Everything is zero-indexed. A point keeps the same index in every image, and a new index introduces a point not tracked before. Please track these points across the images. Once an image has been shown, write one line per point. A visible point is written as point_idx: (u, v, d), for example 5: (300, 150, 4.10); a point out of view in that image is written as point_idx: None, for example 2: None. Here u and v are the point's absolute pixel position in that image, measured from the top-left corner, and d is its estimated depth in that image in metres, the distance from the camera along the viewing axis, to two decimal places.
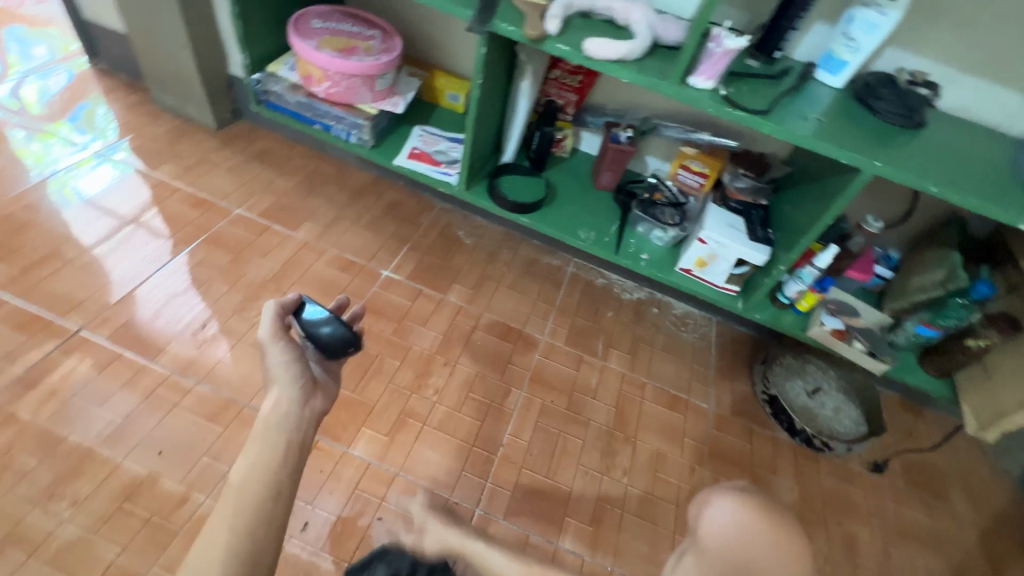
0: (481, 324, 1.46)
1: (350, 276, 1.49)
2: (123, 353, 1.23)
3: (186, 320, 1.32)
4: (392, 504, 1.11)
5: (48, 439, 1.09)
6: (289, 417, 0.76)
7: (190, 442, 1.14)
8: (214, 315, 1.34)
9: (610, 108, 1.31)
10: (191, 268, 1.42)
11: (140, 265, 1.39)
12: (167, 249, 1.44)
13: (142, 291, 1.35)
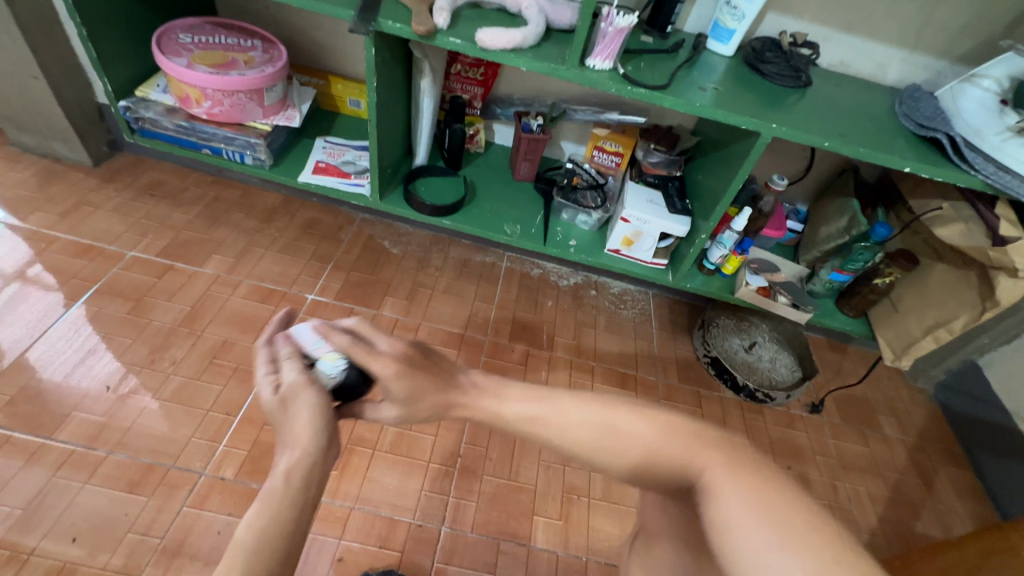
0: (421, 335, 1.40)
1: (271, 306, 1.38)
2: (14, 433, 1.08)
3: (90, 382, 1.18)
4: (351, 542, 1.05)
5: None
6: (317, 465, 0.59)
7: (111, 520, 1.02)
8: (125, 370, 1.21)
9: (518, 97, 1.29)
10: (88, 323, 1.27)
11: (29, 328, 1.23)
12: (60, 302, 1.29)
13: (36, 357, 1.19)
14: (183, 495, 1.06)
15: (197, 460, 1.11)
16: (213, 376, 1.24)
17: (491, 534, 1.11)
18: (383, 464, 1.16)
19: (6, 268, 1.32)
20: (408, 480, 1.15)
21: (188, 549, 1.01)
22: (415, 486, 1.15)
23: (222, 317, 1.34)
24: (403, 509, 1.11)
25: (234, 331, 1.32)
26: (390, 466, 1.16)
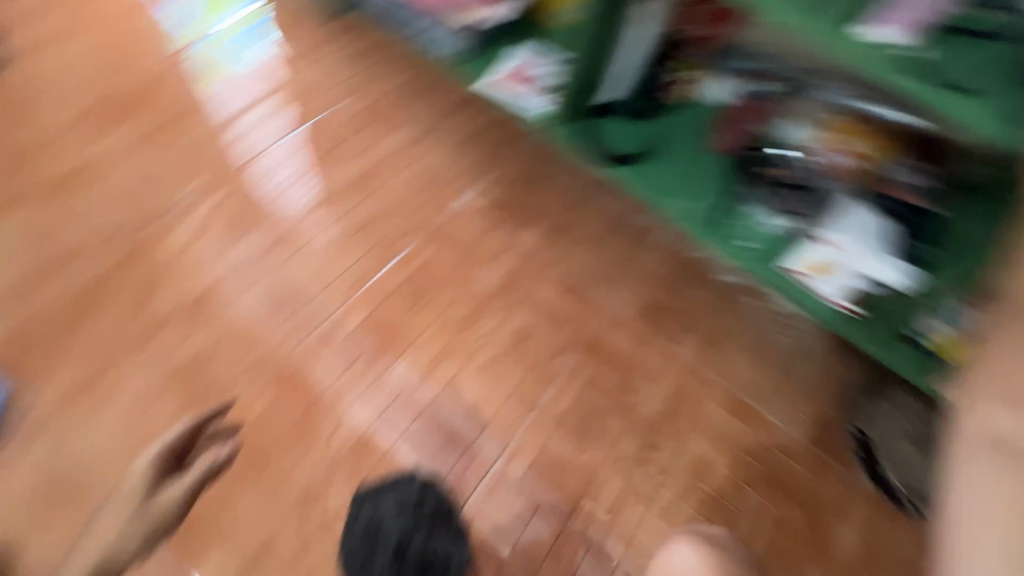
0: (547, 277, 1.35)
1: (427, 196, 1.43)
2: (215, 232, 1.34)
3: (285, 211, 1.38)
4: (415, 433, 1.15)
5: (151, 295, 1.27)
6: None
7: (257, 327, 1.25)
8: (330, 207, 1.39)
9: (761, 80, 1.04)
10: (312, 156, 1.45)
11: (271, 144, 1.46)
12: (287, 128, 1.49)
13: (270, 172, 1.42)
14: (308, 333, 1.24)
15: (326, 310, 1.27)
16: (359, 243, 1.35)
17: (536, 491, 1.11)
18: (466, 381, 1.20)
19: (267, 84, 1.55)
20: (482, 406, 1.18)
21: (298, 376, 1.20)
22: (486, 414, 1.17)
23: (382, 192, 1.42)
24: (466, 431, 1.15)
25: (388, 208, 1.40)
26: (470, 387, 1.20)
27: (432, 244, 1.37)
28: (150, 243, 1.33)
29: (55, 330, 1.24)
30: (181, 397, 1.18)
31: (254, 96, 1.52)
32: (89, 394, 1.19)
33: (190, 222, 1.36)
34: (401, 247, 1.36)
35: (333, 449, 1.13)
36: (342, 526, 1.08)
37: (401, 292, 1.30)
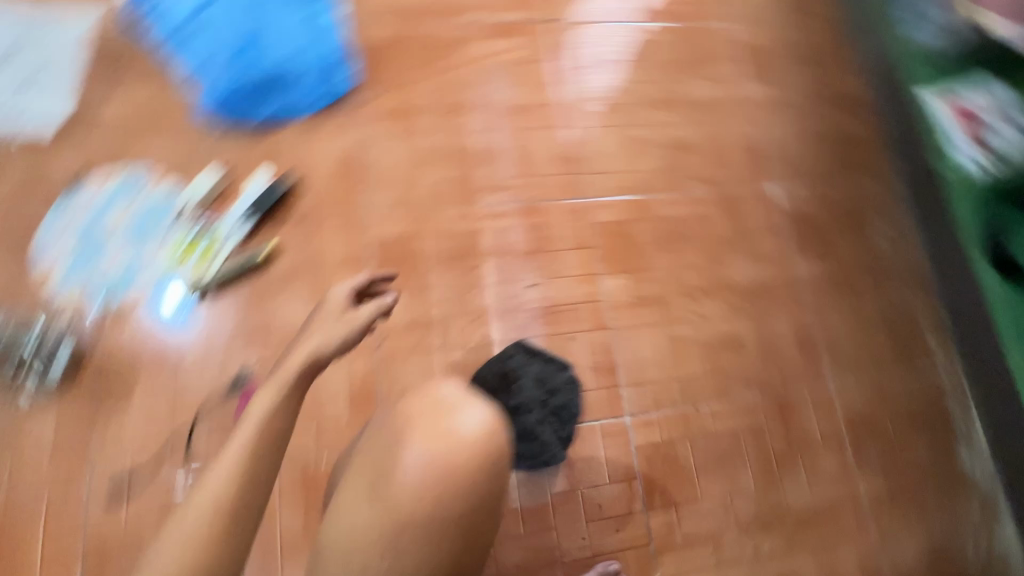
0: (791, 314, 1.23)
1: (743, 161, 1.32)
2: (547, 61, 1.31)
3: (570, 90, 1.30)
4: (585, 342, 1.12)
5: (473, 70, 1.28)
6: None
7: (531, 159, 1.23)
8: (605, 115, 1.30)
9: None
10: (629, 62, 1.35)
11: (606, 25, 1.37)
12: (632, 18, 1.39)
13: (585, 48, 1.34)
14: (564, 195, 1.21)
15: (590, 187, 1.24)
16: (656, 155, 1.29)
17: (641, 468, 1.08)
18: (655, 337, 1.16)
19: None
20: (651, 368, 1.14)
21: (532, 221, 1.18)
22: (650, 376, 1.13)
23: (708, 129, 1.33)
24: (626, 374, 1.12)
25: (702, 146, 1.32)
26: (654, 343, 1.15)
27: (716, 205, 1.27)
28: (499, 24, 1.33)
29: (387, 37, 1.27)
30: (435, 165, 1.19)
31: None
32: (351, 111, 1.21)
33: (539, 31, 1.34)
34: (687, 186, 1.28)
35: (519, 298, 1.12)
36: (483, 363, 1.06)
37: (660, 222, 1.23)
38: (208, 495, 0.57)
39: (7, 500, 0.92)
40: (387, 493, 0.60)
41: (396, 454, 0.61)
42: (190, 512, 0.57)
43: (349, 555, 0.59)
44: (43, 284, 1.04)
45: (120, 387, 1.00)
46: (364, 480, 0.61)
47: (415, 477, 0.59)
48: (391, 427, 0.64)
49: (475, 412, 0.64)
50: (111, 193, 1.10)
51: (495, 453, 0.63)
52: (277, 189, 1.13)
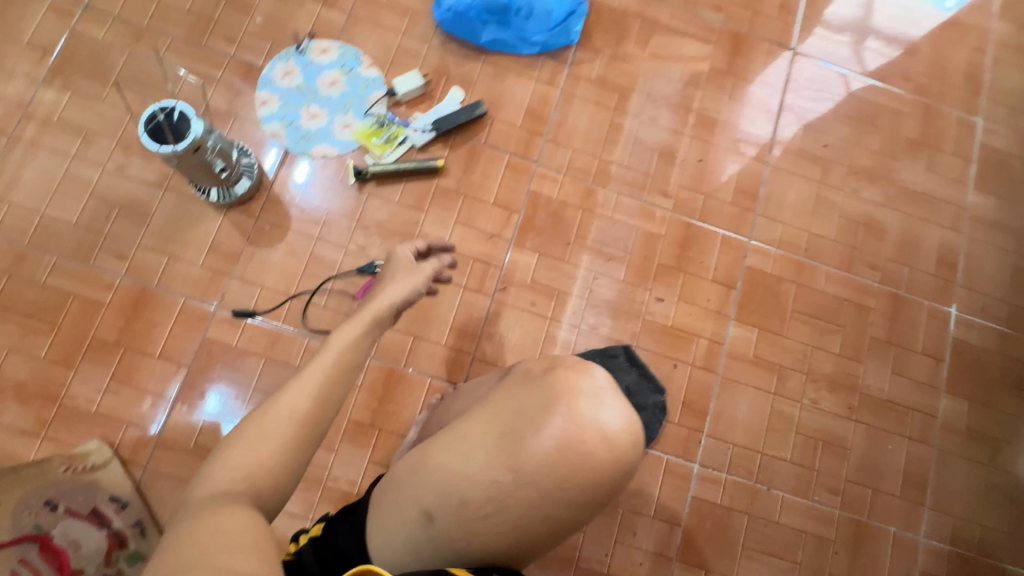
0: (911, 445, 1.11)
1: (932, 269, 1.18)
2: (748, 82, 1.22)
3: (743, 118, 1.20)
4: (687, 375, 1.08)
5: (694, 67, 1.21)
6: (278, 489, 0.59)
7: (713, 179, 1.17)
8: (781, 159, 1.19)
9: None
10: (822, 112, 1.23)
11: (812, 66, 1.25)
12: (856, 68, 1.26)
13: (778, 81, 1.23)
14: (729, 227, 1.15)
15: (759, 229, 1.15)
16: (841, 226, 1.18)
17: (688, 518, 1.03)
18: (759, 402, 1.09)
19: (878, 24, 1.29)
20: (742, 429, 1.07)
21: (688, 239, 1.13)
22: (737, 437, 1.07)
23: (909, 221, 1.20)
24: (714, 425, 1.07)
25: (896, 236, 1.19)
26: (755, 407, 1.08)
27: (882, 301, 1.15)
28: (737, 31, 1.24)
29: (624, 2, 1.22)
30: (618, 148, 1.15)
31: (856, 20, 1.29)
32: (560, 64, 1.16)
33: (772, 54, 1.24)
34: (859, 270, 1.16)
35: (645, 307, 1.09)
36: (582, 349, 1.06)
37: (814, 294, 1.14)
38: (296, 401, 0.61)
39: (144, 285, 1.00)
40: (520, 444, 0.64)
41: (541, 416, 0.65)
42: (276, 410, 0.60)
43: (462, 480, 0.63)
44: (246, 113, 1.08)
45: (268, 228, 1.04)
46: (498, 422, 0.66)
47: (549, 440, 0.64)
48: (539, 387, 0.68)
49: (616, 406, 0.68)
50: (332, 58, 1.12)
51: (622, 454, 0.67)
52: (475, 110, 1.11)
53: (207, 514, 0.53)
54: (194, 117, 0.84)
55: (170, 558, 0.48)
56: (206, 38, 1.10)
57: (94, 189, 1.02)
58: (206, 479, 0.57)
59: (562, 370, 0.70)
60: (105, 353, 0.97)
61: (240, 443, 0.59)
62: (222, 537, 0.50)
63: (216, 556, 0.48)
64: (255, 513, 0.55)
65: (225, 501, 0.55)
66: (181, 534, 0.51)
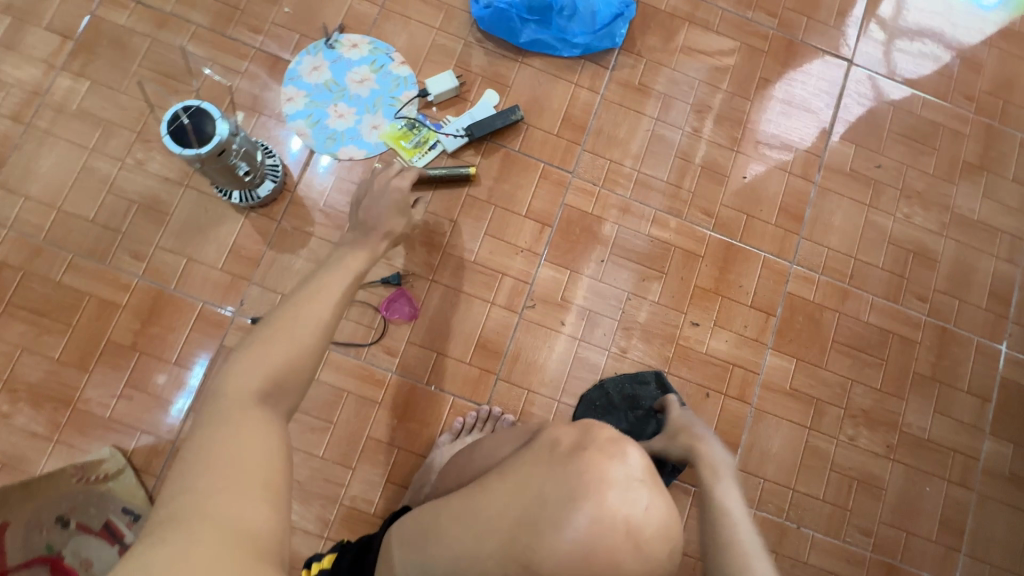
0: (950, 487, 1.06)
1: (984, 303, 1.12)
2: (792, 93, 1.15)
3: (784, 131, 1.13)
4: (720, 405, 1.04)
5: (742, 77, 1.14)
6: (298, 389, 0.58)
7: (757, 198, 1.10)
8: (831, 179, 1.13)
9: (728, 480, 0.74)
10: (877, 130, 1.15)
11: (861, 77, 1.17)
12: (909, 77, 1.18)
13: (824, 93, 1.16)
14: (771, 250, 1.09)
15: (803, 253, 1.10)
16: (890, 253, 1.11)
17: None
18: (792, 435, 1.04)
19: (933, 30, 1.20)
20: (773, 463, 1.03)
21: (728, 261, 1.08)
22: (768, 471, 1.03)
23: (962, 251, 1.13)
24: (745, 458, 1.03)
25: (947, 266, 1.12)
26: (788, 440, 1.04)
27: (929, 335, 1.10)
28: (791, 38, 1.16)
29: (671, 3, 1.15)
30: (659, 162, 1.09)
31: (910, 26, 1.20)
32: (601, 69, 1.10)
33: (827, 64, 1.17)
34: (906, 301, 1.10)
35: (679, 331, 1.05)
36: (611, 374, 1.02)
37: (857, 325, 1.08)
38: (320, 308, 0.59)
39: (162, 287, 0.96)
40: (540, 535, 0.59)
41: (566, 508, 0.59)
42: (303, 313, 0.59)
43: (473, 558, 0.60)
44: (270, 110, 1.02)
45: (291, 232, 1.00)
46: (518, 503, 0.61)
47: (574, 539, 0.58)
48: (568, 472, 0.62)
49: (651, 499, 0.61)
50: (363, 53, 1.06)
51: (652, 561, 0.60)
52: (511, 115, 1.05)
53: (229, 426, 0.52)
54: (220, 118, 0.79)
55: (190, 484, 0.48)
56: (231, 26, 1.04)
57: (112, 184, 0.98)
58: (230, 366, 0.55)
59: (594, 452, 0.63)
60: (121, 357, 0.94)
61: (268, 337, 0.57)
62: (241, 469, 0.49)
63: (229, 503, 0.47)
64: (278, 421, 0.55)
65: (248, 403, 0.54)
66: (205, 444, 0.50)
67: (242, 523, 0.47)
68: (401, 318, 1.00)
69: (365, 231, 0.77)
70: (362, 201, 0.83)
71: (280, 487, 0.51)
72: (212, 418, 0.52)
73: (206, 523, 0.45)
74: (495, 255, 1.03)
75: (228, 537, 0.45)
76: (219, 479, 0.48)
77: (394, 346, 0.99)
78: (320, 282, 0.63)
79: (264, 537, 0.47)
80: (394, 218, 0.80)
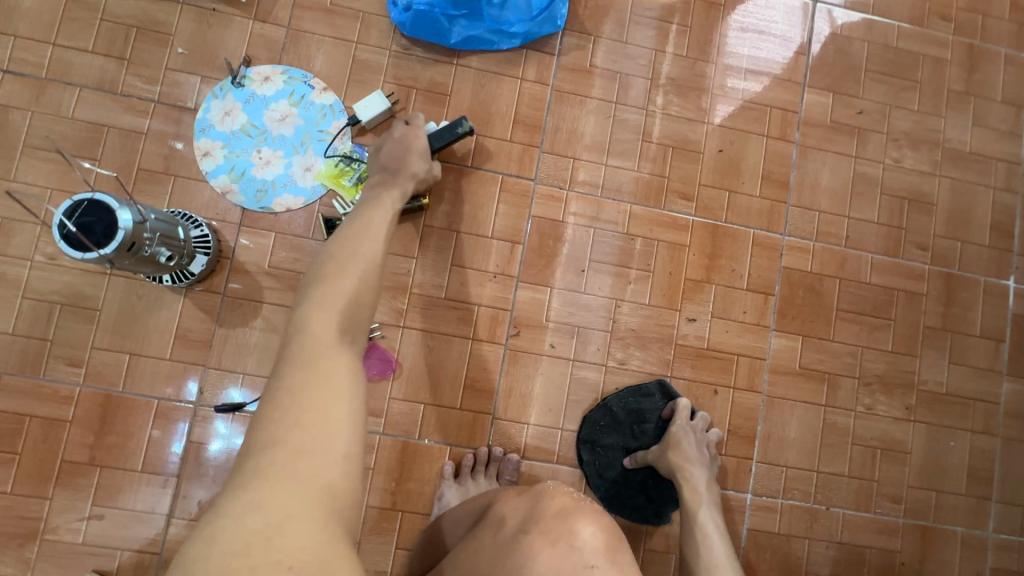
0: (974, 436, 1.02)
1: (988, 239, 1.06)
2: (753, 42, 1.04)
3: (750, 83, 1.03)
4: (730, 398, 0.98)
5: (702, 37, 1.03)
6: (367, 325, 0.61)
7: (738, 171, 1.02)
8: (812, 134, 1.04)
9: (708, 510, 0.85)
10: (855, 70, 1.06)
11: (827, 12, 1.06)
12: (881, 3, 1.07)
13: (786, 35, 1.05)
14: (759, 224, 1.01)
15: (793, 221, 1.02)
16: (884, 205, 1.04)
17: (746, 551, 0.96)
18: (809, 416, 0.99)
19: None
20: (793, 448, 0.99)
21: (716, 246, 1.00)
22: (789, 458, 0.99)
23: (958, 188, 1.06)
24: (764, 449, 0.98)
25: (945, 206, 1.05)
26: (805, 422, 0.99)
27: (935, 284, 1.04)
28: None
29: None
30: (626, 150, 1.00)
31: None
32: (546, 58, 0.99)
33: (785, 4, 1.06)
34: (908, 253, 1.04)
35: (676, 331, 0.98)
36: (612, 389, 0.96)
37: (859, 288, 1.02)
38: (371, 245, 0.66)
39: (109, 391, 0.87)
40: None
41: None
42: (358, 251, 0.65)
43: None
44: (186, 170, 0.91)
45: (238, 302, 0.90)
46: None
47: None
48: (511, 562, 0.62)
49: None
50: (278, 86, 0.93)
51: None
52: (458, 128, 0.89)
53: (313, 369, 0.53)
54: (119, 207, 0.69)
55: (278, 438, 0.48)
56: (121, 80, 0.91)
57: (25, 288, 0.87)
58: (305, 306, 0.59)
59: (538, 539, 0.63)
60: (80, 476, 0.85)
61: (332, 279, 0.61)
62: (324, 419, 0.50)
63: (314, 463, 0.48)
64: (356, 361, 0.57)
65: (327, 344, 0.56)
66: (295, 389, 0.52)
67: (325, 483, 0.47)
68: (377, 374, 0.92)
69: (391, 172, 0.82)
70: (378, 146, 0.85)
71: (356, 445, 0.51)
72: (295, 360, 0.54)
73: (295, 479, 0.46)
74: (466, 285, 0.95)
75: (312, 499, 0.46)
76: (305, 435, 0.49)
77: (376, 406, 0.92)
78: (366, 221, 0.70)
79: (343, 501, 0.47)
80: (418, 159, 0.84)
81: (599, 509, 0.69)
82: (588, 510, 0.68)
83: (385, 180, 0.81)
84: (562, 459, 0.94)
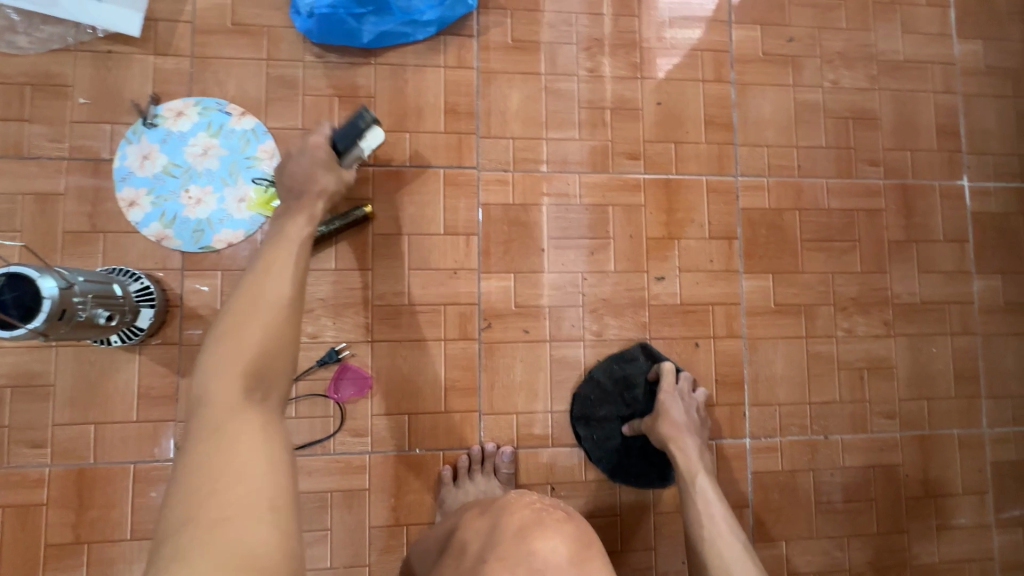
0: (955, 339, 1.03)
1: (936, 143, 1.06)
2: None
3: (676, 31, 1.01)
4: (713, 348, 0.98)
5: None
6: (281, 373, 0.56)
7: (680, 120, 1.00)
8: (747, 70, 1.02)
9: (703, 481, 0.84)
10: None
11: None
12: None
13: None
14: (710, 169, 1.00)
15: (744, 161, 1.01)
16: (829, 128, 1.03)
17: (755, 493, 0.97)
18: (792, 350, 0.99)
19: None
20: (783, 384, 0.99)
21: (672, 198, 0.99)
22: (780, 395, 0.99)
23: (899, 99, 1.06)
24: (754, 392, 0.98)
25: (889, 119, 1.05)
26: (790, 357, 0.99)
27: (892, 196, 1.04)
28: None
29: None
30: (565, 119, 0.97)
31: None
32: (466, 40, 0.96)
33: None
34: (861, 171, 1.04)
35: (647, 293, 0.97)
36: (594, 362, 0.95)
37: (820, 216, 1.02)
38: (279, 286, 0.59)
39: (80, 466, 0.84)
40: None
41: None
42: (263, 297, 0.58)
43: None
44: (115, 225, 0.87)
45: (197, 348, 0.87)
46: None
47: None
48: None
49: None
50: (193, 119, 0.89)
51: None
52: (361, 120, 0.80)
53: (220, 431, 0.50)
54: (40, 275, 0.67)
55: (193, 511, 0.46)
56: (25, 143, 0.86)
57: None
58: (206, 366, 0.54)
59: (497, 566, 0.62)
60: (70, 557, 0.82)
61: (233, 333, 0.56)
62: (241, 479, 0.48)
63: (236, 529, 0.46)
64: (271, 413, 0.54)
65: (233, 404, 0.52)
66: (203, 458, 0.49)
67: (251, 546, 0.45)
68: (354, 393, 0.90)
69: (296, 194, 0.73)
70: (283, 164, 0.76)
71: (285, 498, 0.49)
72: (202, 426, 0.51)
73: (215, 550, 0.44)
74: (428, 286, 0.92)
75: (238, 568, 0.43)
76: (220, 503, 0.47)
77: (360, 426, 0.89)
78: (270, 260, 0.62)
79: (277, 560, 0.45)
80: (327, 175, 0.76)
81: (560, 517, 0.70)
82: (548, 522, 0.68)
83: (292, 208, 0.72)
84: (558, 442, 0.93)
